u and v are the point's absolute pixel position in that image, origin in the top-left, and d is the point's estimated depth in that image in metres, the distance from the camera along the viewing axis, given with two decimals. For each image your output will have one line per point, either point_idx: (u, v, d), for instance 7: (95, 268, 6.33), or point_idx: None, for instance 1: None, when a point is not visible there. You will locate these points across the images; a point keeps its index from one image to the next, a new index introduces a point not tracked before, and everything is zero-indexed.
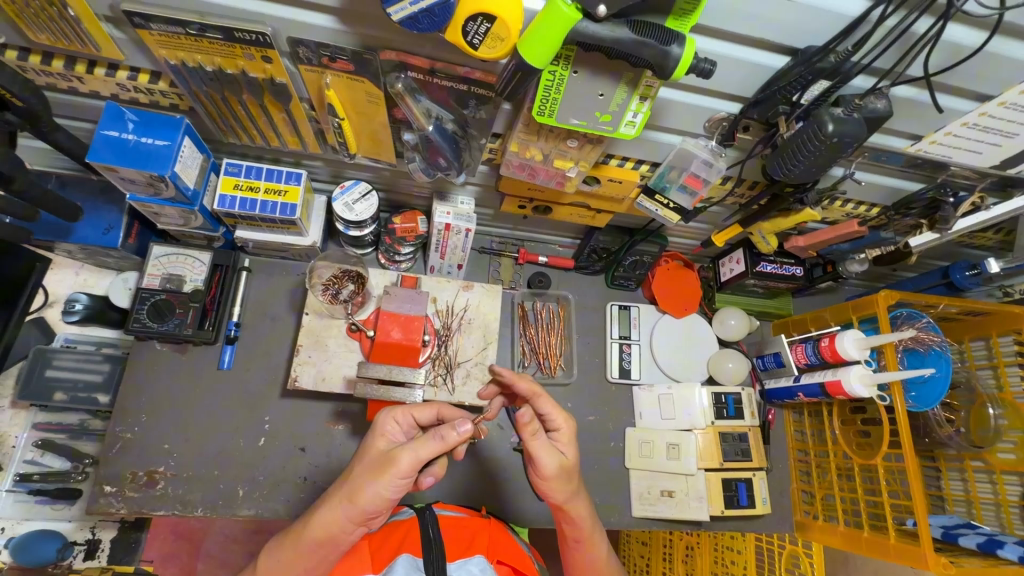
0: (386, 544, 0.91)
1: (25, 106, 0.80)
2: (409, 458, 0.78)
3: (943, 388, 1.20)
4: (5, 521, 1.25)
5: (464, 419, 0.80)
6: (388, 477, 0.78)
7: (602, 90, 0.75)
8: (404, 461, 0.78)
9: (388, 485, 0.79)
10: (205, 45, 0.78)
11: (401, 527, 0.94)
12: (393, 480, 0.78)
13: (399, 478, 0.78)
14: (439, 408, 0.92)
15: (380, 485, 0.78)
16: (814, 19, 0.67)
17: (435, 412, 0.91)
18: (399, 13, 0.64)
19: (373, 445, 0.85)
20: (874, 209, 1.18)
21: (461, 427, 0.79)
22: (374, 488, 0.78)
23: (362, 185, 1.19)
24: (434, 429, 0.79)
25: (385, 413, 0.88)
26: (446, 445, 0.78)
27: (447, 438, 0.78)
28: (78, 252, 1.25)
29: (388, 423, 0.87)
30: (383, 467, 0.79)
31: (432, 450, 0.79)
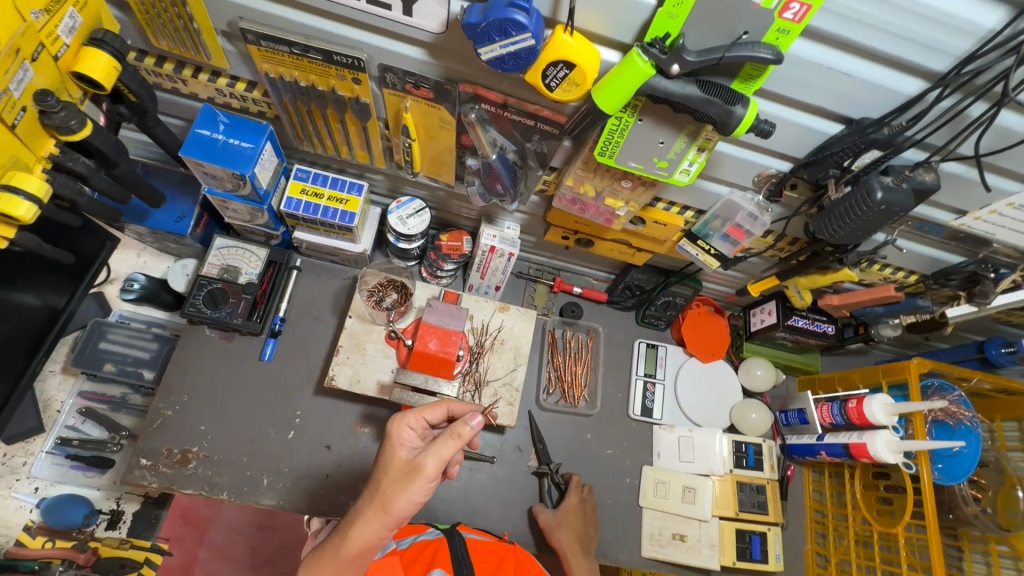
0: (417, 562, 0.93)
1: (138, 102, 0.89)
2: (435, 461, 0.83)
3: (971, 463, 1.19)
4: (39, 481, 1.30)
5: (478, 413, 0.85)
6: (417, 483, 0.82)
7: (662, 138, 0.80)
8: (431, 466, 0.83)
9: (417, 490, 0.83)
10: (305, 64, 0.86)
11: (431, 547, 0.96)
12: (423, 485, 0.83)
13: (427, 483, 0.83)
14: (449, 407, 0.94)
15: (411, 492, 0.82)
16: (871, 93, 0.71)
17: (445, 409, 0.93)
18: (489, 53, 0.71)
19: (394, 454, 0.86)
20: (913, 276, 1.19)
21: (473, 421, 0.85)
22: (405, 496, 0.82)
23: (417, 202, 1.26)
24: (451, 428, 0.85)
25: (397, 420, 0.89)
26: (463, 440, 0.84)
27: (463, 433, 0.84)
28: (147, 235, 1.34)
29: (403, 430, 0.88)
30: (411, 475, 0.83)
31: (452, 449, 0.84)
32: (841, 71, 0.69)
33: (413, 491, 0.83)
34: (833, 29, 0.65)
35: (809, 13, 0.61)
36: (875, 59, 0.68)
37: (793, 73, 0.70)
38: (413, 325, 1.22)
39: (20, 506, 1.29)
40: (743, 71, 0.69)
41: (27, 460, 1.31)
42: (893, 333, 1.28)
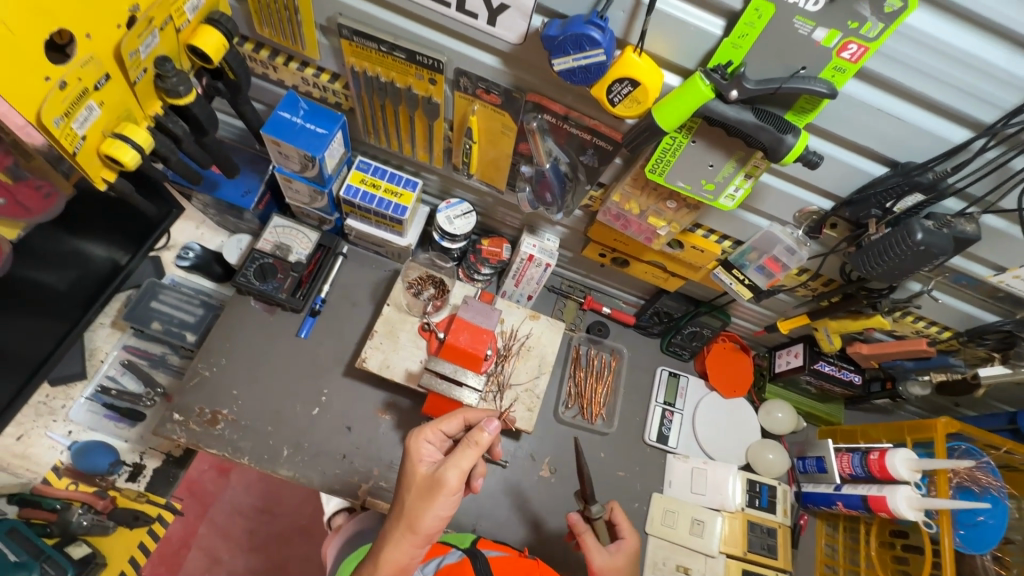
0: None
1: (234, 79, 0.98)
2: (455, 473, 0.86)
3: (996, 535, 1.16)
4: (73, 424, 1.37)
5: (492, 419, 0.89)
6: (441, 498, 0.86)
7: (712, 161, 0.85)
8: (452, 478, 0.86)
9: (441, 505, 0.86)
10: (388, 61, 0.95)
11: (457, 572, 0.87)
12: (447, 499, 0.86)
13: (451, 495, 0.87)
14: (464, 416, 1.00)
15: (436, 507, 0.86)
16: (918, 138, 0.75)
17: (461, 419, 0.99)
18: (562, 64, 0.77)
19: (415, 471, 0.90)
20: (946, 332, 1.19)
21: (489, 427, 0.88)
22: (431, 513, 0.86)
23: (465, 205, 1.33)
24: (467, 437, 0.88)
25: (415, 436, 0.94)
26: (482, 447, 0.87)
27: (479, 441, 0.87)
28: (211, 207, 1.43)
29: (421, 445, 0.93)
30: (434, 489, 0.87)
31: (470, 457, 0.88)
32: (890, 113, 0.73)
33: (438, 506, 0.86)
34: (886, 73, 0.70)
35: (865, 54, 0.66)
36: (924, 106, 0.72)
37: (844, 111, 0.75)
38: (446, 320, 1.27)
39: (53, 446, 1.35)
40: (797, 104, 0.74)
41: (66, 404, 1.38)
42: (920, 392, 1.28)
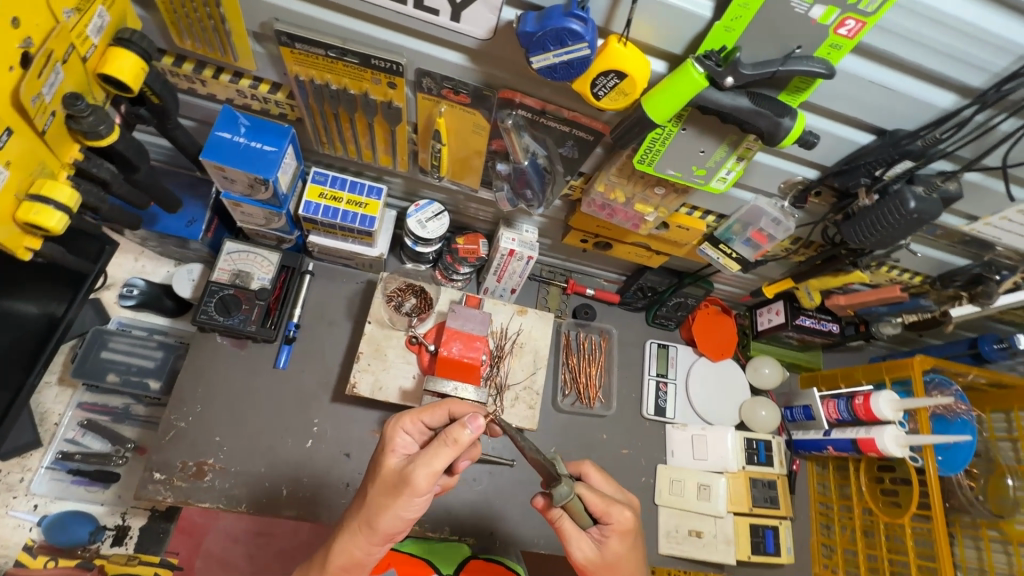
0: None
1: (160, 104, 0.85)
2: (424, 473, 0.79)
3: (968, 455, 1.25)
4: (38, 498, 1.25)
5: (475, 418, 0.80)
6: (405, 497, 0.80)
7: (703, 147, 0.81)
8: (418, 477, 0.79)
9: (405, 504, 0.81)
10: (338, 67, 0.84)
11: None
12: (411, 499, 0.80)
13: (416, 496, 0.80)
14: (449, 408, 0.92)
15: (399, 505, 0.81)
16: (910, 107, 0.74)
17: (444, 411, 0.91)
18: (541, 62, 0.70)
19: (385, 462, 0.85)
20: (917, 277, 1.25)
21: (471, 425, 0.79)
22: (393, 511, 0.81)
23: (435, 205, 1.24)
24: (443, 435, 0.79)
25: (392, 426, 0.88)
26: (459, 447, 0.78)
27: (456, 439, 0.78)
28: (150, 239, 1.29)
29: (396, 436, 0.87)
30: (398, 488, 0.80)
31: (444, 458, 0.79)
32: (884, 85, 0.71)
33: (401, 505, 0.81)
34: (882, 46, 0.67)
35: (863, 29, 0.63)
36: (915, 74, 0.71)
37: (838, 85, 0.72)
38: (434, 330, 1.21)
39: (19, 524, 1.23)
40: (791, 84, 0.70)
41: (25, 476, 1.25)
42: (893, 332, 1.33)
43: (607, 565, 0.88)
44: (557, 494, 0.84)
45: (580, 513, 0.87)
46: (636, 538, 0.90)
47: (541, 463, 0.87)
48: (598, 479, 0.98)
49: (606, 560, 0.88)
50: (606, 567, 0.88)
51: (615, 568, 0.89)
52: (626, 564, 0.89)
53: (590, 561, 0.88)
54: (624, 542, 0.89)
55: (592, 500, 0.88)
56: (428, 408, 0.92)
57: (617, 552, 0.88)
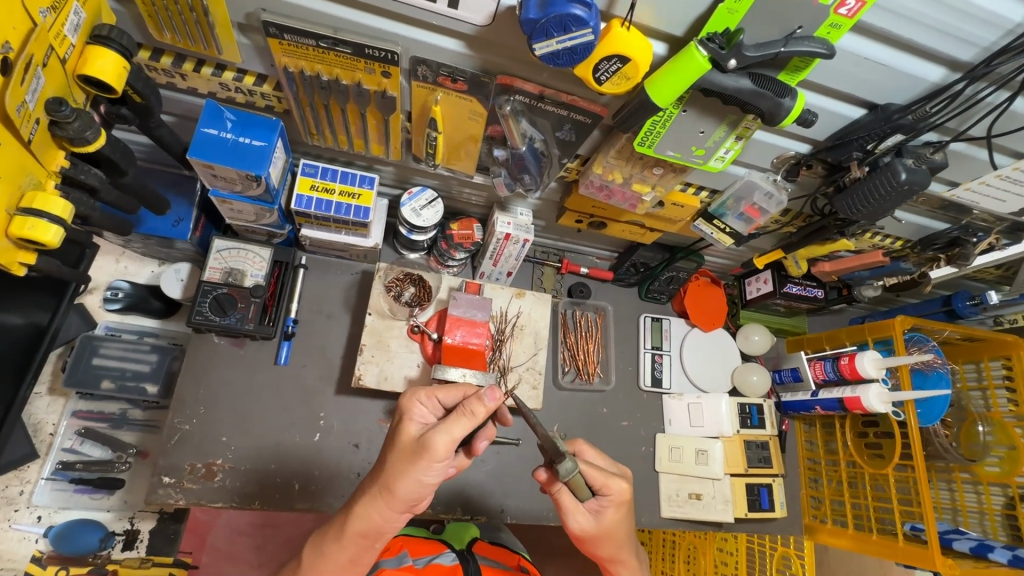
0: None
1: (143, 103, 0.81)
2: (446, 440, 0.80)
3: (944, 406, 1.33)
4: (42, 509, 1.23)
5: (493, 391, 0.82)
6: (423, 463, 0.81)
7: (703, 128, 0.82)
8: (440, 446, 0.80)
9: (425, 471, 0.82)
10: (330, 57, 0.81)
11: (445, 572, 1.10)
12: (432, 465, 0.81)
13: (437, 462, 0.81)
14: (466, 389, 0.94)
15: (419, 471, 0.82)
16: (903, 81, 0.76)
17: (461, 391, 0.94)
18: (544, 49, 0.69)
19: (404, 430, 0.86)
20: (898, 241, 1.29)
21: (489, 398, 0.82)
22: (414, 475, 0.82)
23: (428, 192, 1.23)
24: (462, 407, 0.83)
25: (409, 397, 0.91)
26: (477, 419, 0.82)
27: (476, 410, 0.82)
28: (134, 241, 1.24)
29: (416, 410, 0.89)
30: (420, 455, 0.81)
31: (463, 428, 0.82)
32: (878, 61, 0.73)
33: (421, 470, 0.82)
34: (879, 24, 0.68)
35: (863, 9, 0.63)
36: (908, 50, 0.72)
37: (835, 63, 0.74)
38: (435, 318, 1.22)
39: (24, 537, 1.21)
40: (791, 64, 0.71)
41: (24, 489, 1.23)
42: (874, 293, 1.40)
43: (602, 534, 0.93)
44: (561, 470, 0.85)
45: (581, 488, 0.88)
46: (629, 509, 0.94)
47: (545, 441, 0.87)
48: (593, 455, 1.00)
49: (601, 528, 0.93)
50: (602, 536, 0.93)
51: (608, 537, 0.94)
52: (620, 528, 0.94)
53: (587, 530, 0.92)
54: (621, 511, 0.93)
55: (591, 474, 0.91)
56: (444, 386, 0.94)
57: (613, 521, 0.92)
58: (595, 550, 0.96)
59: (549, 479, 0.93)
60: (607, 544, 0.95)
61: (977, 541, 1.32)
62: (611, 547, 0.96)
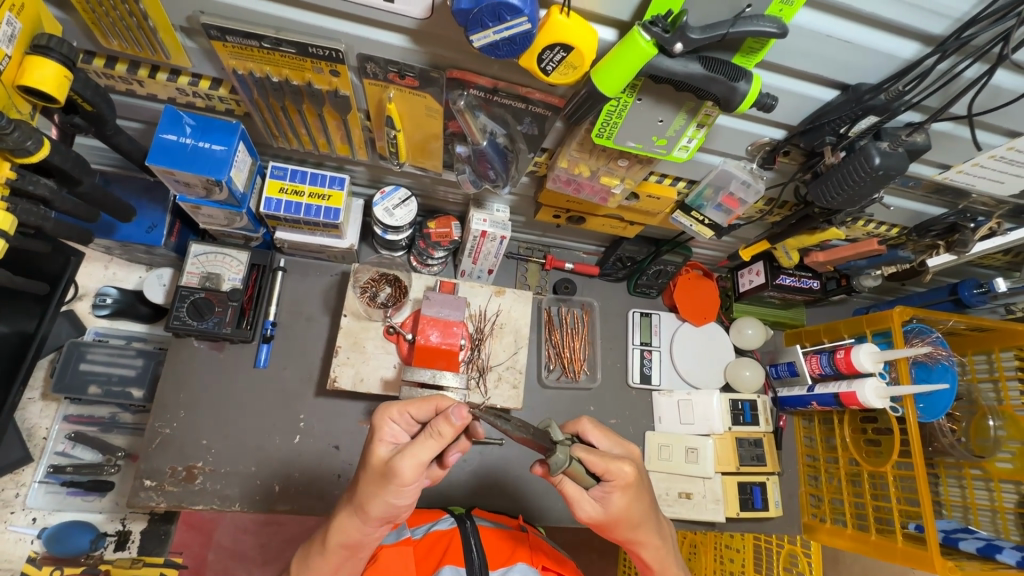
0: (431, 557, 0.95)
1: (94, 111, 0.82)
2: (410, 464, 0.74)
3: (949, 401, 1.24)
4: (36, 511, 1.27)
5: (459, 407, 0.74)
6: (393, 488, 0.76)
7: (661, 117, 0.78)
8: (405, 469, 0.74)
9: (394, 495, 0.77)
10: (275, 58, 0.80)
11: (444, 537, 0.98)
12: (399, 488, 0.76)
13: (405, 486, 0.76)
14: (439, 403, 0.85)
15: (386, 494, 0.77)
16: (871, 59, 0.71)
17: (435, 406, 0.85)
18: (482, 40, 0.67)
19: (374, 453, 0.80)
20: (894, 228, 1.22)
21: (455, 416, 0.73)
22: (382, 499, 0.77)
23: (401, 191, 1.21)
24: (429, 427, 0.75)
25: (380, 415, 0.83)
26: (444, 440, 0.74)
27: (441, 432, 0.73)
28: (115, 248, 1.26)
29: (384, 425, 0.82)
30: (385, 478, 0.76)
31: (431, 450, 0.75)
32: (842, 38, 0.68)
33: (391, 495, 0.77)
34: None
35: None
36: (873, 25, 0.68)
37: (794, 42, 0.69)
38: (411, 319, 1.21)
39: (20, 538, 1.25)
40: (744, 46, 0.68)
41: (20, 491, 1.27)
42: (872, 284, 1.32)
43: (613, 519, 0.86)
44: (553, 463, 0.77)
45: (581, 475, 0.82)
46: (640, 490, 0.85)
47: (531, 438, 0.78)
48: (598, 436, 0.92)
49: (613, 515, 0.85)
50: (613, 522, 0.86)
51: (622, 522, 0.86)
52: (638, 511, 0.86)
53: (597, 519, 0.86)
54: (630, 495, 0.84)
55: (593, 461, 0.82)
56: (419, 400, 0.86)
57: (620, 506, 0.85)
58: (613, 534, 0.89)
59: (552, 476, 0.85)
60: (624, 529, 0.88)
61: (985, 541, 1.25)
62: (628, 532, 0.88)
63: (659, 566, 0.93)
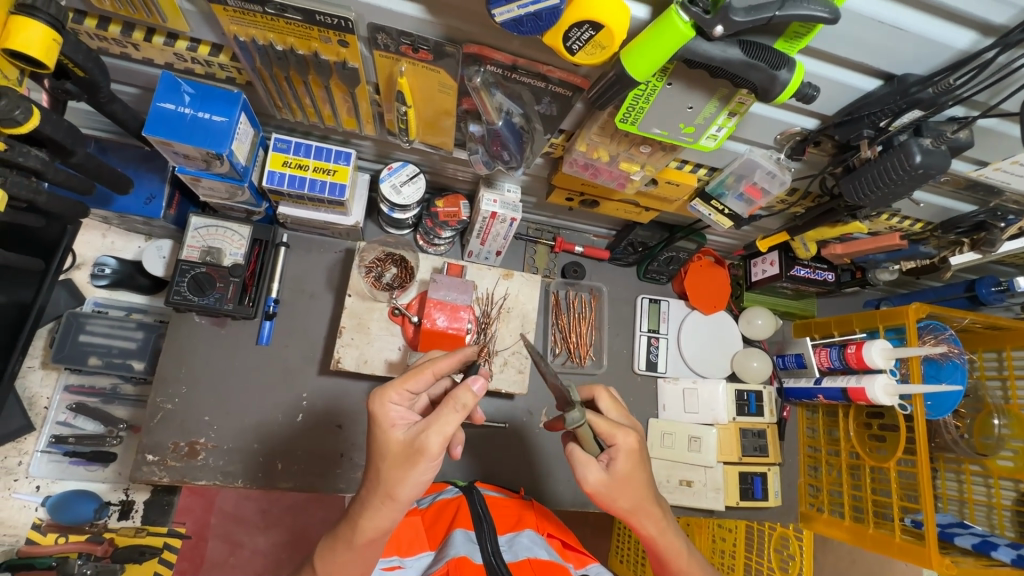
0: (438, 523, 0.93)
1: (87, 77, 0.77)
2: (439, 439, 0.71)
3: (957, 400, 1.22)
4: (40, 479, 1.28)
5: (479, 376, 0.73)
6: (422, 465, 0.71)
7: (691, 103, 0.74)
8: (433, 444, 0.71)
9: (422, 473, 0.72)
10: (280, 25, 0.75)
11: (450, 505, 0.96)
12: (429, 466, 0.72)
13: (433, 463, 0.72)
14: (435, 370, 0.81)
15: (417, 475, 0.72)
16: (922, 48, 0.66)
17: (432, 375, 0.80)
18: (505, 14, 0.61)
19: (387, 438, 0.74)
20: (918, 223, 1.18)
21: (476, 386, 0.73)
22: (412, 481, 0.72)
23: (410, 167, 1.16)
24: (450, 398, 0.71)
25: (378, 399, 0.76)
26: (470, 410, 0.72)
27: (466, 402, 0.71)
28: (112, 218, 1.22)
29: (384, 407, 0.75)
30: (412, 458, 0.71)
31: (455, 421, 0.72)
32: (895, 25, 0.63)
33: (419, 474, 0.72)
34: None
35: None
36: (931, 10, 0.62)
37: (842, 28, 0.64)
38: (417, 301, 1.18)
39: (24, 505, 1.27)
40: (788, 30, 0.63)
41: (22, 460, 1.27)
42: (889, 278, 1.28)
43: (618, 487, 0.77)
44: (569, 419, 0.77)
45: (589, 439, 0.78)
46: (645, 456, 0.79)
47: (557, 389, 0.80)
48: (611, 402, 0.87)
49: (617, 476, 0.77)
50: (617, 489, 0.77)
51: (626, 490, 0.78)
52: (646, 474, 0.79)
53: (601, 485, 0.77)
54: (632, 462, 0.77)
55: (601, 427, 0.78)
56: (411, 374, 0.81)
57: (626, 474, 0.77)
58: (613, 507, 0.79)
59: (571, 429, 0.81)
60: (627, 497, 0.78)
61: (981, 538, 1.23)
62: (631, 502, 0.79)
63: (660, 538, 0.83)
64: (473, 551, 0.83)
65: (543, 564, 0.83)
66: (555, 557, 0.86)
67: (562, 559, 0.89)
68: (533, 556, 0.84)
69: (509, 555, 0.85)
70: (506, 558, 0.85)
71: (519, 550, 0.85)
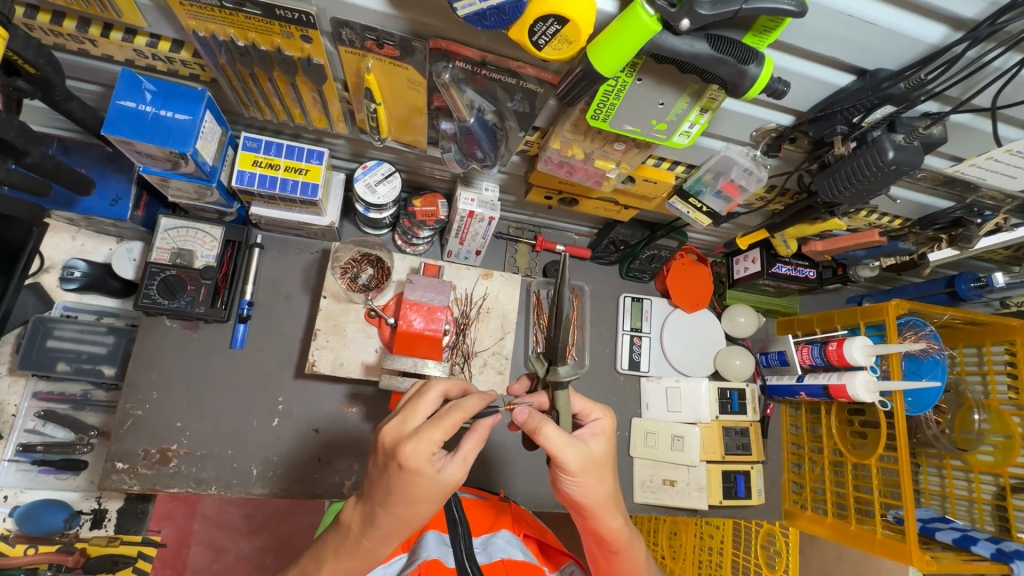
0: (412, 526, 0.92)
1: (39, 74, 0.74)
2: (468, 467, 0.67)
3: (937, 395, 1.22)
4: (7, 489, 1.24)
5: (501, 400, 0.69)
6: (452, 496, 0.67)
7: (662, 99, 0.73)
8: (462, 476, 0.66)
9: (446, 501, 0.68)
10: (240, 20, 0.73)
11: None
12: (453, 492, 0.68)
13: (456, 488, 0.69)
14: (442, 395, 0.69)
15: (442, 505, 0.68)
16: (890, 43, 0.65)
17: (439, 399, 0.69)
18: (467, 8, 0.60)
19: (417, 483, 0.63)
20: (896, 219, 1.18)
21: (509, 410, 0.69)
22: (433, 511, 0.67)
23: (385, 166, 1.14)
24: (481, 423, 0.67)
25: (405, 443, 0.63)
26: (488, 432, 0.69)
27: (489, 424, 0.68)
28: (79, 219, 1.19)
29: (406, 450, 0.63)
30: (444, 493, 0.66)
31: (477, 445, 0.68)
32: (865, 19, 0.62)
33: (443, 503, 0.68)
34: None
35: None
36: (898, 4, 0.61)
37: (811, 22, 0.63)
38: (393, 302, 1.16)
39: None
40: (756, 24, 0.62)
41: None
42: (870, 274, 1.27)
43: (596, 468, 0.72)
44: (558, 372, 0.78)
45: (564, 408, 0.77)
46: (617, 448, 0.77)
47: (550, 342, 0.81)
48: None
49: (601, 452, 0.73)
50: (595, 469, 0.72)
51: (602, 474, 0.73)
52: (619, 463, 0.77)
53: (581, 464, 0.70)
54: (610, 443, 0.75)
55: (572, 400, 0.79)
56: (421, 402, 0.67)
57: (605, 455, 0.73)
58: (581, 492, 0.72)
59: (530, 418, 0.69)
60: (598, 485, 0.73)
61: (961, 533, 1.23)
62: (602, 490, 0.73)
63: (622, 539, 0.77)
64: (445, 553, 0.81)
65: (518, 564, 0.82)
66: (530, 559, 0.85)
67: (538, 561, 0.88)
68: (508, 557, 0.83)
69: (483, 556, 0.83)
70: (479, 559, 0.83)
71: (493, 551, 0.84)
